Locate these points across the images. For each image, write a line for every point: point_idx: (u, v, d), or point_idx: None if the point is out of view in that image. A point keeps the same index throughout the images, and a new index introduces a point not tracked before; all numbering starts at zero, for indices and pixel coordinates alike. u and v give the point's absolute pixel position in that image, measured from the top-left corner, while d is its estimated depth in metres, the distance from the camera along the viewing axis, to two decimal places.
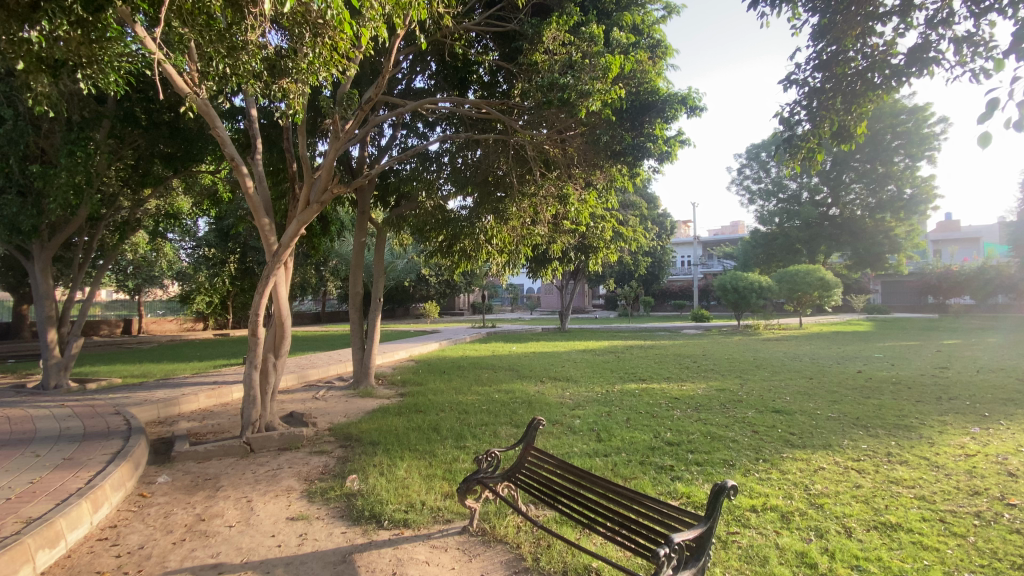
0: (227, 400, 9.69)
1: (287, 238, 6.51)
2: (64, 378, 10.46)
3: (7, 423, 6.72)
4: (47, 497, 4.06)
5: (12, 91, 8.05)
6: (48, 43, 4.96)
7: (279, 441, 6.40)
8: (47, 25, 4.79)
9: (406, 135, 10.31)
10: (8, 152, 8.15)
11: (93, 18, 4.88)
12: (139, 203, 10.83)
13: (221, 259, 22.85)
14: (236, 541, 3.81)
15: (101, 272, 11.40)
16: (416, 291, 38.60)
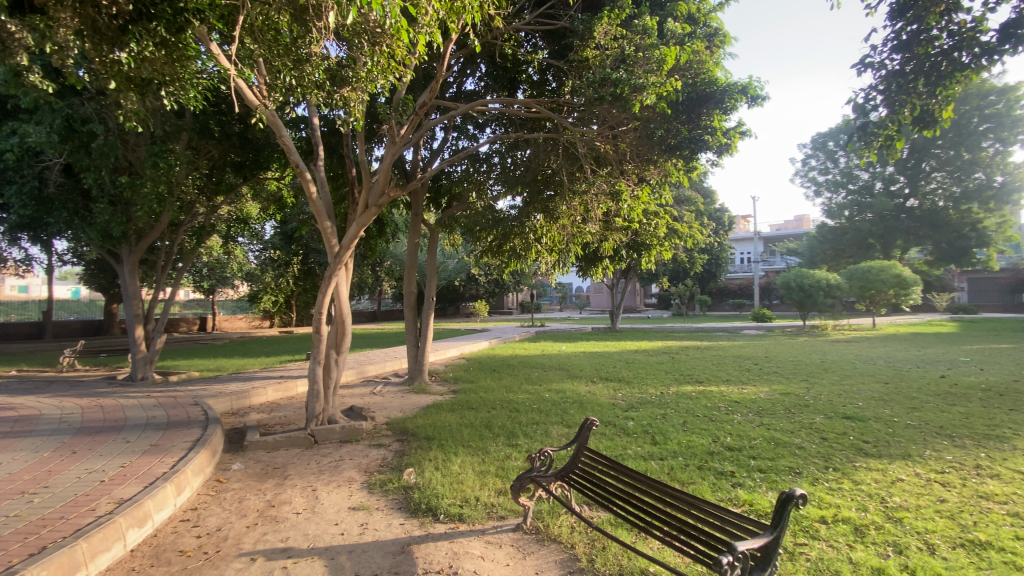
0: (293, 394, 10.27)
1: (348, 239, 6.80)
2: (149, 371, 11.43)
3: (103, 411, 7.41)
4: (136, 480, 4.45)
5: (102, 108, 8.84)
6: (136, 64, 5.45)
7: (340, 434, 6.70)
8: (135, 47, 5.31)
9: (457, 137, 10.49)
10: (100, 166, 8.92)
11: (175, 39, 5.36)
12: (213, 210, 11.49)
13: (286, 260, 24.61)
14: (303, 527, 4.03)
15: (180, 273, 12.32)
16: (466, 290, 39.15)
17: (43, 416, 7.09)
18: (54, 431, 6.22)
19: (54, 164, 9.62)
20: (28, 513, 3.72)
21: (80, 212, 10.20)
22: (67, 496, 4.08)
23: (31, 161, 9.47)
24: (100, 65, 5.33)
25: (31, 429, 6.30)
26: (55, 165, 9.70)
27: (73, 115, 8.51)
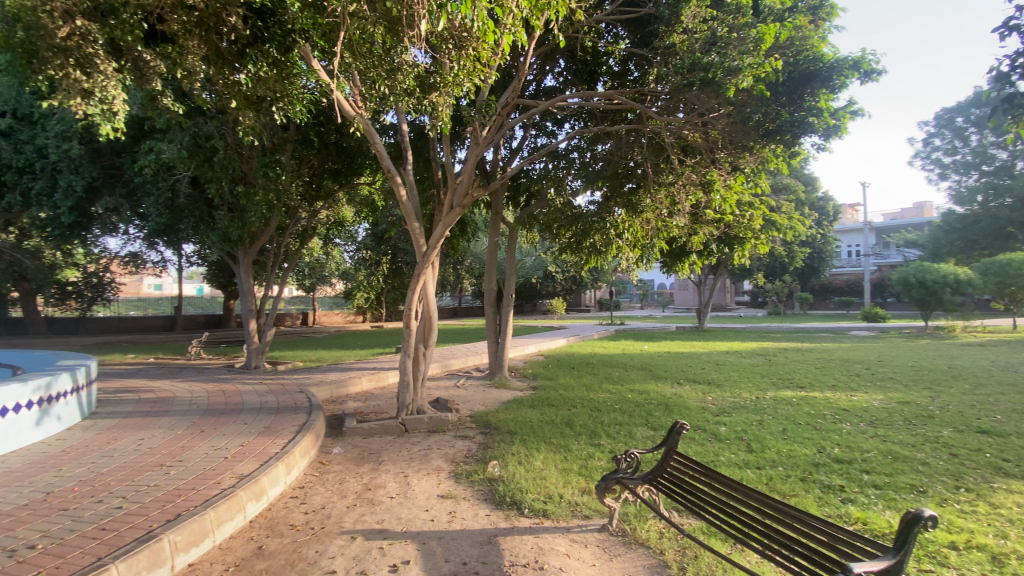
0: (384, 384, 10.91)
1: (435, 239, 7.07)
2: (261, 360, 12.72)
3: (225, 395, 8.34)
4: (254, 458, 4.96)
5: (222, 125, 9.93)
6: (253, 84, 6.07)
7: (428, 424, 7.02)
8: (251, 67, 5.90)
9: (536, 135, 10.50)
10: (221, 177, 10.03)
11: (286, 58, 5.91)
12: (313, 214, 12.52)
13: (376, 260, 25.97)
14: (396, 511, 4.26)
15: (286, 272, 13.52)
16: (544, 288, 39.12)
17: (177, 398, 8.12)
18: (187, 412, 7.10)
19: (184, 177, 10.95)
20: (167, 483, 4.28)
21: (204, 218, 11.58)
22: (197, 470, 4.64)
23: (166, 176, 10.82)
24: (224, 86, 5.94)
25: (168, 409, 7.24)
26: (184, 178, 11.03)
27: (198, 133, 9.61)
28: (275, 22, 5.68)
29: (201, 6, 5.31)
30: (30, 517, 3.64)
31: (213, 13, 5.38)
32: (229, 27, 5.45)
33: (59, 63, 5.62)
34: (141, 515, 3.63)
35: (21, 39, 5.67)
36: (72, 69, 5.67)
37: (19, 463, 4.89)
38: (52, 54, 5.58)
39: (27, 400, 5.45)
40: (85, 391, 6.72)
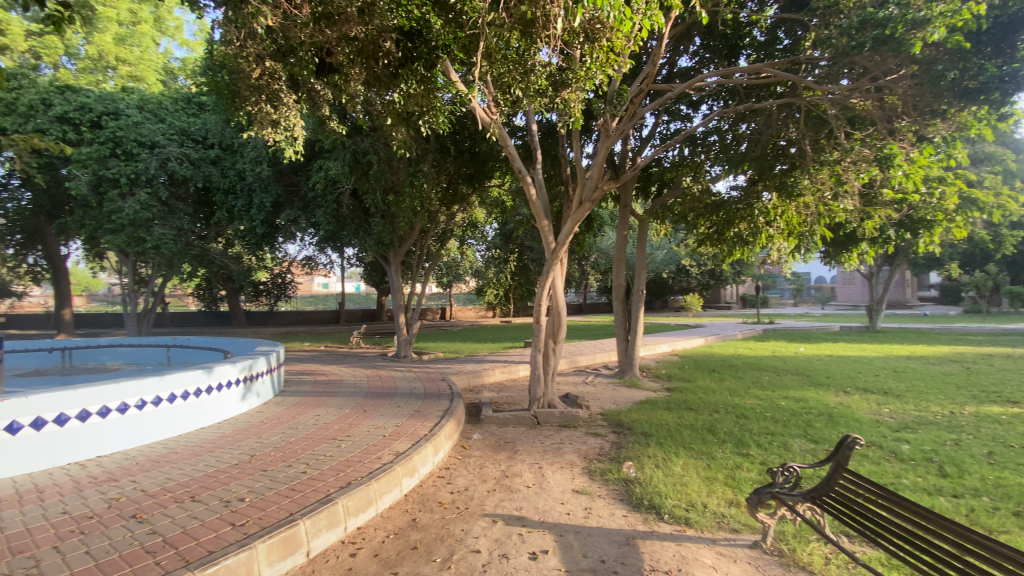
0: (516, 376, 11.30)
1: (563, 236, 7.10)
2: (408, 350, 14.01)
3: (380, 381, 9.37)
4: (406, 438, 5.50)
5: (375, 141, 11.10)
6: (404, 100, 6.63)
7: (560, 418, 7.11)
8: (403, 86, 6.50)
9: (670, 121, 9.98)
10: (374, 187, 11.26)
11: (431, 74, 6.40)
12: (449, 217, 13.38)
13: (504, 258, 27.40)
14: (533, 500, 4.40)
15: (428, 271, 14.66)
16: (676, 283, 36.99)
17: (343, 382, 9.34)
18: (351, 394, 8.13)
19: (345, 189, 12.54)
20: (339, 455, 4.95)
21: (362, 224, 13.12)
22: (362, 445, 5.29)
23: (332, 190, 12.48)
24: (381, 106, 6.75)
25: (337, 391, 8.37)
26: (346, 191, 12.63)
27: (357, 150, 10.89)
28: (422, 41, 6.11)
29: (362, 36, 6.04)
30: (240, 474, 4.47)
31: (371, 41, 6.11)
32: (385, 52, 6.18)
33: (255, 99, 6.83)
34: (320, 481, 4.24)
35: (226, 80, 6.92)
36: (264, 103, 6.86)
37: (230, 430, 6.03)
38: (249, 92, 6.73)
39: (236, 378, 6.68)
40: (276, 371, 8.03)
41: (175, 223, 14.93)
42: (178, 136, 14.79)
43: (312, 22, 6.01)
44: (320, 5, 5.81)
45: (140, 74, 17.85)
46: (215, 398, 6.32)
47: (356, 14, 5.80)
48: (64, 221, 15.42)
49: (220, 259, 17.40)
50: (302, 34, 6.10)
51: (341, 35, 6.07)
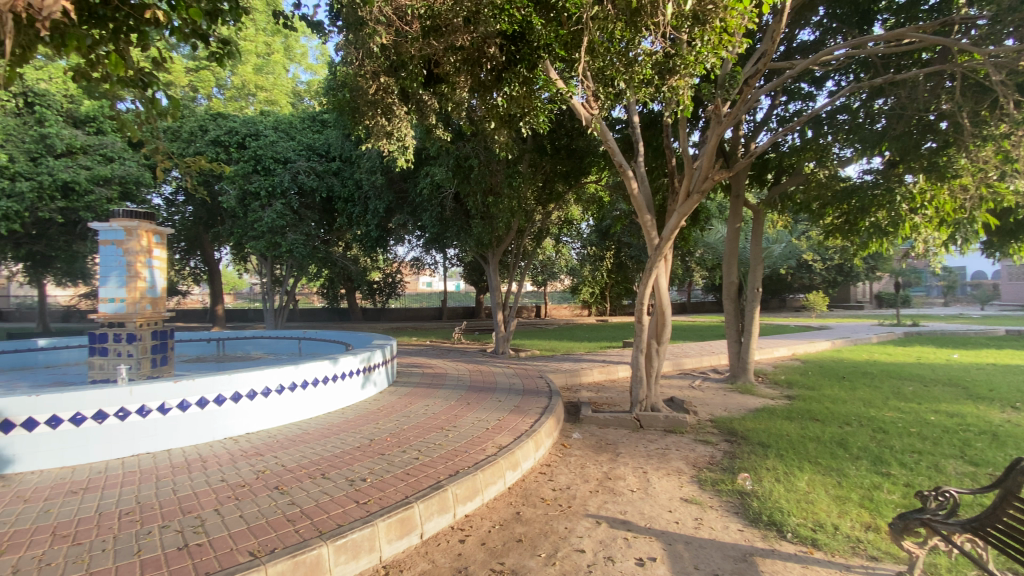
0: (615, 377, 11.04)
1: (668, 231, 6.78)
2: (506, 347, 14.33)
3: (481, 376, 9.69)
4: (508, 432, 5.63)
5: (475, 145, 11.51)
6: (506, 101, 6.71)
7: (664, 423, 6.82)
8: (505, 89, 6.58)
9: (788, 101, 9.10)
10: (475, 189, 11.68)
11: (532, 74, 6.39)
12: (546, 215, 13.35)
13: (601, 254, 26.89)
14: (639, 505, 4.27)
15: (525, 269, 14.86)
16: (795, 280, 33.65)
17: (448, 375, 9.81)
18: (455, 387, 8.52)
19: (449, 193, 13.15)
20: (447, 444, 5.21)
21: (463, 225, 13.66)
22: (467, 436, 5.51)
23: (436, 195, 13.16)
24: (487, 109, 6.84)
25: (442, 384, 8.82)
26: (449, 194, 13.25)
27: (460, 155, 11.38)
28: (525, 43, 6.17)
29: (468, 45, 6.37)
30: (361, 457, 4.89)
31: (477, 48, 6.43)
32: (490, 57, 6.44)
33: (372, 113, 7.35)
34: (431, 467, 4.50)
35: (348, 98, 7.57)
36: (380, 116, 7.38)
37: (352, 415, 6.64)
38: (367, 107, 7.31)
39: (356, 368, 7.32)
40: (390, 363, 8.67)
41: (304, 229, 16.74)
42: (306, 151, 16.69)
43: (422, 36, 6.49)
44: (429, 18, 6.22)
45: (274, 98, 20.19)
46: (339, 385, 6.99)
47: (462, 24, 6.16)
48: (218, 229, 17.96)
49: (340, 261, 19.18)
50: (413, 48, 6.59)
51: (448, 45, 6.46)
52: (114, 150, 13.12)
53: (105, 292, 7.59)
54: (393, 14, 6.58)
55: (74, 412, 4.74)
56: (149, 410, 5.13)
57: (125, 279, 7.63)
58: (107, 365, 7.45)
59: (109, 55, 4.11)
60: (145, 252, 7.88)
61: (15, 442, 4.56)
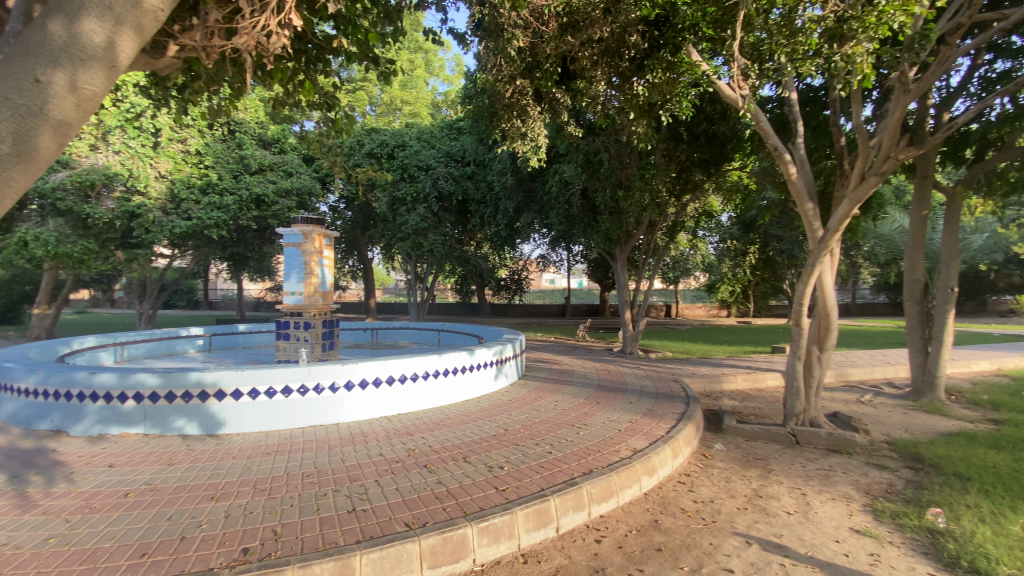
0: (762, 385, 10.00)
1: (836, 221, 5.92)
2: (635, 347, 13.85)
3: (612, 375, 9.48)
4: (643, 436, 5.43)
5: (607, 139, 11.24)
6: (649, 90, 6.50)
7: (827, 441, 6.00)
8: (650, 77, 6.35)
9: (996, 60, 7.43)
10: (605, 184, 11.46)
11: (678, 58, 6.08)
12: (682, 207, 12.59)
13: (743, 250, 24.35)
14: (797, 530, 3.82)
15: (657, 266, 14.13)
16: (1001, 278, 27.28)
17: (576, 372, 9.77)
18: (584, 385, 8.44)
19: (577, 189, 13.08)
20: (579, 441, 5.20)
21: (591, 222, 13.49)
22: (599, 435, 5.43)
23: (565, 191, 13.19)
24: (627, 100, 6.62)
25: (571, 381, 8.81)
26: (577, 190, 13.16)
27: (589, 150, 11.22)
28: (670, 27, 5.96)
29: (607, 36, 6.31)
30: (497, 445, 5.11)
31: (617, 39, 6.30)
32: (631, 45, 6.24)
33: (509, 116, 7.58)
34: (564, 463, 4.53)
35: (486, 103, 7.83)
36: (515, 118, 7.57)
37: (487, 404, 6.96)
38: (504, 111, 7.56)
39: (490, 359, 7.67)
40: (520, 357, 8.91)
41: (442, 230, 18.00)
42: (444, 158, 17.91)
43: (559, 34, 6.52)
44: (567, 14, 6.30)
45: (417, 110, 21.99)
46: (475, 376, 7.39)
47: (601, 16, 6.15)
48: (372, 231, 20.11)
49: (473, 259, 20.25)
50: (550, 47, 6.64)
51: (586, 39, 6.44)
52: (293, 166, 15.44)
53: (288, 287, 8.98)
54: (531, 16, 6.61)
55: (267, 386, 5.70)
56: (323, 388, 5.95)
57: (303, 275, 8.95)
58: (290, 347, 8.83)
59: (301, 83, 4.79)
60: (316, 252, 9.11)
61: (227, 407, 5.62)
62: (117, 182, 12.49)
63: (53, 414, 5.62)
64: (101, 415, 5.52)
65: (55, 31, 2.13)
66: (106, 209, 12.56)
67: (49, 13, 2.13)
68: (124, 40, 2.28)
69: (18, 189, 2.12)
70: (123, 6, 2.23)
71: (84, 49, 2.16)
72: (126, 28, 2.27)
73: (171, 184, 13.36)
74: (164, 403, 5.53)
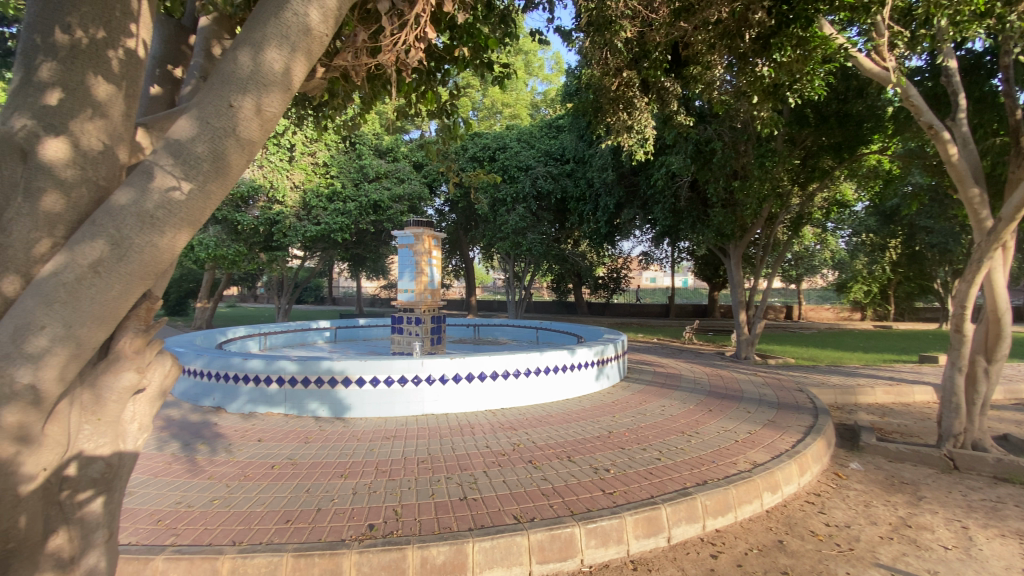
0: (908, 400, 8.69)
1: (1010, 208, 4.95)
2: (751, 351, 12.80)
3: (724, 381, 8.86)
4: (764, 449, 5.00)
5: (721, 127, 10.47)
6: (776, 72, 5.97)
7: (996, 469, 5.06)
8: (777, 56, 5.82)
9: None
10: (718, 176, 10.72)
11: (810, 33, 5.49)
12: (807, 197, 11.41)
13: (881, 244, 21.35)
14: (958, 569, 3.28)
15: (777, 263, 12.90)
16: None
17: (684, 376, 9.27)
18: (693, 390, 7.99)
19: (685, 182, 12.40)
20: (690, 450, 4.92)
21: (701, 216, 12.71)
22: (713, 445, 5.10)
23: (671, 184, 12.57)
24: (750, 83, 6.11)
25: (679, 385, 8.38)
26: (685, 183, 12.47)
27: (700, 139, 10.55)
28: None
29: (726, 16, 5.85)
30: (602, 447, 5.03)
31: (739, 17, 5.81)
32: (755, 23, 5.73)
33: (614, 110, 7.35)
34: (675, 471, 4.33)
35: (592, 98, 7.72)
36: (621, 112, 7.32)
37: (589, 405, 6.87)
38: (610, 104, 7.33)
39: (591, 359, 7.57)
40: (622, 358, 8.67)
41: (542, 229, 18.14)
42: (544, 157, 18.01)
43: (671, 20, 6.22)
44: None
45: (517, 112, 22.44)
46: (576, 375, 7.34)
47: None
48: (474, 232, 20.84)
49: (573, 258, 20.13)
50: (659, 36, 6.37)
51: (700, 22, 6.05)
52: (404, 173, 16.52)
53: (402, 286, 9.65)
54: (639, 6, 6.37)
55: (386, 375, 6.17)
56: (435, 380, 6.30)
57: (414, 274, 9.55)
58: (403, 341, 9.46)
59: (424, 92, 5.09)
60: (426, 252, 9.67)
61: (352, 393, 6.17)
62: (261, 193, 14.30)
63: (214, 392, 6.57)
64: (252, 396, 6.36)
65: (242, 62, 1.74)
66: (252, 217, 14.41)
67: (238, 44, 1.75)
68: (301, 67, 1.83)
69: (217, 203, 1.78)
70: (298, 32, 1.79)
71: (267, 76, 1.75)
72: (302, 55, 1.82)
73: (303, 193, 15.00)
74: (300, 387, 6.22)
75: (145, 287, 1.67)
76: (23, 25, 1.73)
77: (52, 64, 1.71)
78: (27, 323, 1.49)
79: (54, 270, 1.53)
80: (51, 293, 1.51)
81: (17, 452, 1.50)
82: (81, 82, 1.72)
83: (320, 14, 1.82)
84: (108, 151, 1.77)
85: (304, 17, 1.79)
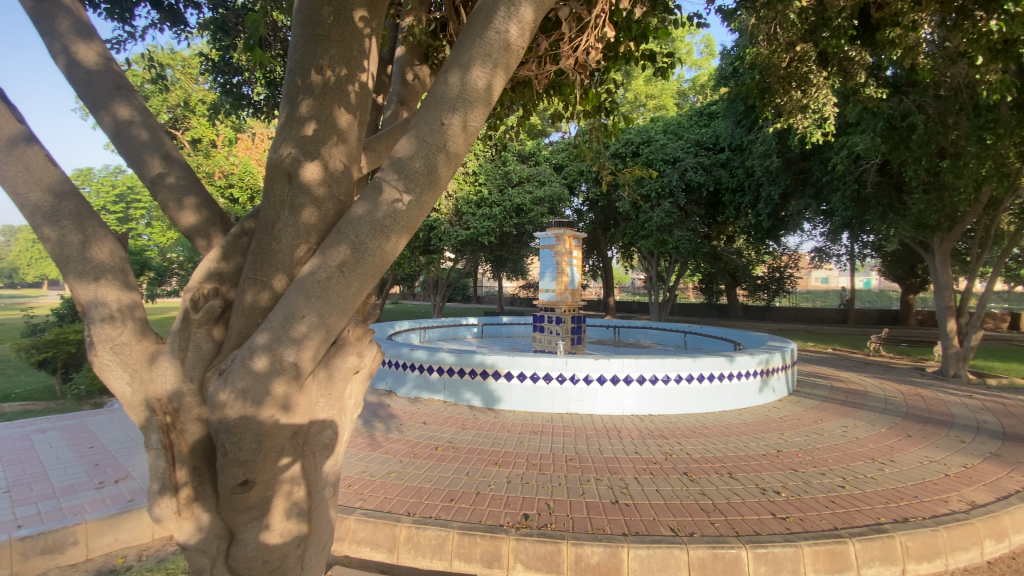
0: None
1: None
2: (963, 369, 10.42)
3: (925, 402, 7.37)
4: (986, 487, 4.06)
5: (925, 98, 8.67)
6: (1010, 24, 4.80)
7: None
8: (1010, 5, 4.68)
9: None
10: (920, 156, 8.95)
11: None
12: None
13: None
14: None
15: (1003, 260, 10.33)
16: None
17: (870, 394, 7.92)
18: (883, 410, 6.80)
19: (871, 165, 10.58)
20: (884, 480, 4.19)
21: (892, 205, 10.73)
22: (915, 477, 4.28)
23: (853, 169, 10.81)
24: (971, 42, 4.98)
25: (863, 403, 7.20)
26: (871, 166, 10.65)
27: (893, 114, 8.88)
28: None
29: None
30: (770, 466, 4.54)
31: None
32: None
33: (784, 89, 6.58)
34: (865, 503, 3.73)
35: (755, 81, 7.00)
36: (794, 90, 6.52)
37: (751, 419, 6.26)
38: (779, 85, 6.57)
39: (753, 369, 6.86)
40: (790, 369, 7.71)
41: (691, 225, 17.05)
42: (693, 148, 16.86)
43: None
44: None
45: (662, 102, 21.58)
46: (734, 384, 6.73)
47: None
48: (615, 230, 20.39)
49: (726, 256, 18.53)
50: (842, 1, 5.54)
51: None
52: (545, 176, 16.93)
53: (543, 286, 9.98)
54: None
55: (533, 371, 6.39)
56: (580, 379, 6.33)
57: (555, 274, 9.74)
58: (546, 339, 9.68)
59: (581, 94, 5.12)
60: (567, 252, 9.70)
61: (503, 386, 6.51)
62: None
63: (387, 377, 7.42)
64: (417, 382, 7.07)
65: (451, 82, 1.91)
66: None
67: (447, 67, 1.94)
68: (499, 81, 1.98)
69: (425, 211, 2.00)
70: (499, 48, 1.93)
71: (471, 94, 1.92)
72: (501, 70, 1.96)
73: (456, 200, 16.22)
74: (458, 377, 6.74)
75: (370, 284, 1.95)
76: (288, 71, 2.11)
77: (309, 100, 2.05)
78: (292, 313, 1.84)
79: (312, 270, 1.86)
80: (309, 289, 1.84)
81: (277, 415, 1.87)
82: (330, 115, 2.06)
83: (518, 29, 1.95)
84: (345, 170, 2.11)
85: (504, 34, 1.94)
